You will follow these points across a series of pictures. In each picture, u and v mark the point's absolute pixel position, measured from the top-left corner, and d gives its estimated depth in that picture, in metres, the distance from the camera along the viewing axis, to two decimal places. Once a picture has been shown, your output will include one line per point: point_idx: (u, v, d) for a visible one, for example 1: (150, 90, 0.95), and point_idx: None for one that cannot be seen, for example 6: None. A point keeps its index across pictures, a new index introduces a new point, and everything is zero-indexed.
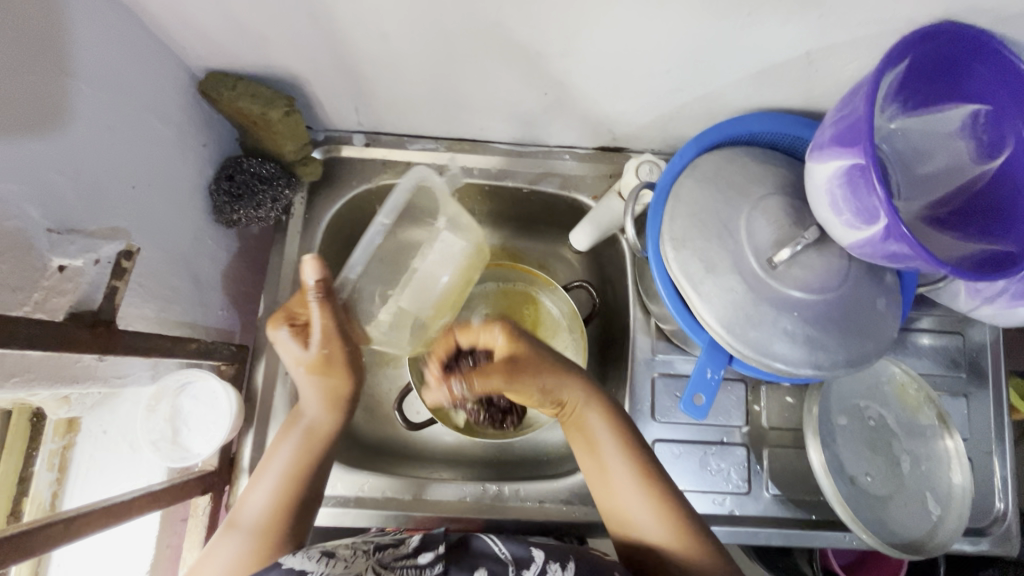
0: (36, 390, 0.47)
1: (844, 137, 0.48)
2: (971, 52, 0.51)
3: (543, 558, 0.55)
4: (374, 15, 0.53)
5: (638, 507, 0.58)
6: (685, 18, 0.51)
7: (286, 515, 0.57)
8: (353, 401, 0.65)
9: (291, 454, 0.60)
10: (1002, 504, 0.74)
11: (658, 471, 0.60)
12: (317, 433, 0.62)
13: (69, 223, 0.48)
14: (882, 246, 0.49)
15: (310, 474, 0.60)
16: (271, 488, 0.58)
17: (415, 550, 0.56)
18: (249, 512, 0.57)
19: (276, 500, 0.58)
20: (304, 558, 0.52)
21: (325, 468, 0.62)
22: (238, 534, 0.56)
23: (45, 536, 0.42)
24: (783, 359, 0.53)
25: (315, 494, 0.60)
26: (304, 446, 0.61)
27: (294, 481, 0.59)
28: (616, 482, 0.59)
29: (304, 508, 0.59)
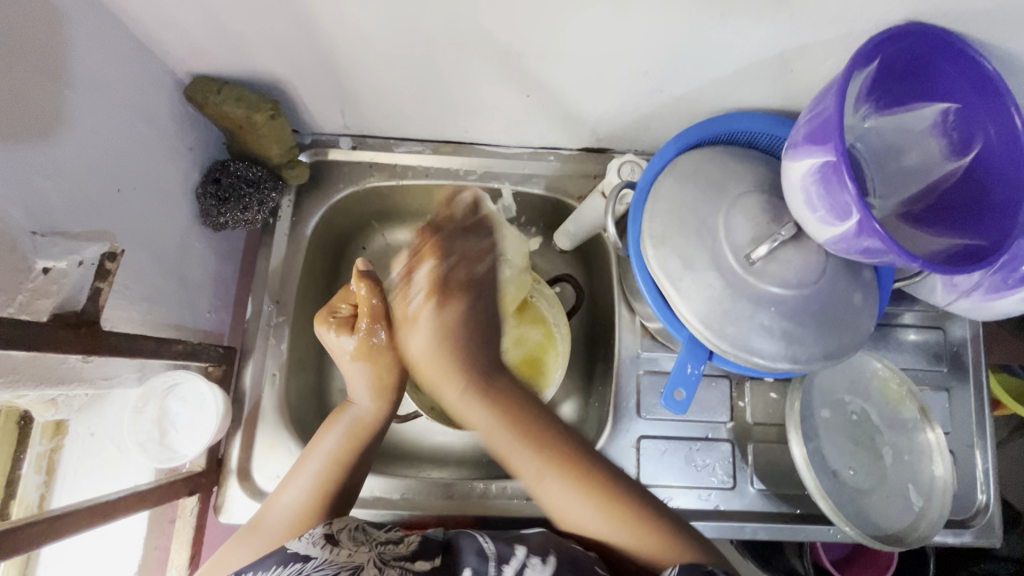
0: (21, 392, 0.48)
1: (817, 136, 0.49)
2: (940, 52, 0.52)
3: (524, 554, 0.57)
4: (356, 19, 0.54)
5: (585, 511, 0.59)
6: (661, 20, 0.53)
7: (318, 507, 0.60)
8: (399, 391, 0.66)
9: (330, 449, 0.62)
10: (984, 496, 0.75)
11: (596, 463, 0.61)
12: (361, 422, 0.64)
13: (53, 225, 0.49)
14: (855, 241, 0.50)
15: (350, 466, 0.62)
16: (304, 485, 0.60)
17: (414, 554, 0.56)
18: (280, 507, 0.60)
19: (312, 493, 0.60)
20: (308, 543, 0.55)
21: (365, 459, 0.64)
22: (273, 528, 0.59)
23: (30, 535, 0.43)
24: (762, 354, 0.54)
25: (352, 484, 0.63)
26: (345, 438, 0.63)
27: (334, 470, 0.61)
28: (555, 491, 0.60)
29: (342, 497, 0.61)
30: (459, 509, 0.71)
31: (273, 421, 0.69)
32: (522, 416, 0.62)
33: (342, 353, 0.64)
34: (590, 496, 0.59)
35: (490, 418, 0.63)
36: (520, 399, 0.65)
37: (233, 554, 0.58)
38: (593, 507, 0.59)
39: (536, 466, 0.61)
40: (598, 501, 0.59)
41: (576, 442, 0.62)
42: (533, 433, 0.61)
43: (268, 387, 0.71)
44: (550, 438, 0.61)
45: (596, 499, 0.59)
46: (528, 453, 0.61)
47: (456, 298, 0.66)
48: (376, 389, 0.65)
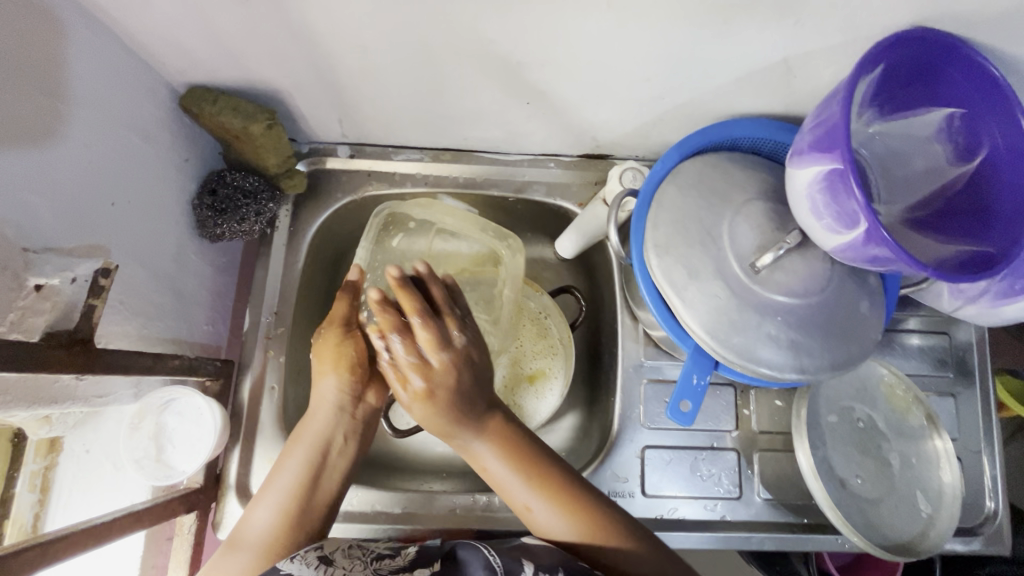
0: (13, 412, 0.47)
1: (822, 143, 0.49)
2: (946, 57, 0.51)
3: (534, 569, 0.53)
4: (353, 27, 0.53)
5: (535, 501, 0.59)
6: (663, 27, 0.52)
7: (291, 525, 0.58)
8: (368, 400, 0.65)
9: (297, 463, 0.60)
10: (992, 503, 0.74)
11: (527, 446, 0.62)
12: (322, 433, 0.62)
13: (46, 241, 0.48)
14: (863, 250, 0.49)
15: (317, 484, 0.60)
16: (273, 505, 0.59)
17: (411, 564, 0.55)
18: (254, 528, 0.58)
19: (279, 516, 0.58)
20: (302, 565, 0.52)
21: (333, 478, 0.62)
22: (243, 552, 0.56)
23: (23, 561, 0.41)
24: (768, 364, 0.54)
25: (323, 502, 0.60)
26: (311, 451, 0.61)
27: (297, 489, 0.59)
28: (506, 486, 0.61)
29: (312, 515, 0.59)
30: (462, 523, 0.70)
31: (272, 434, 0.68)
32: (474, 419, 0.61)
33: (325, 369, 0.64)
34: (538, 485, 0.60)
35: (446, 427, 0.60)
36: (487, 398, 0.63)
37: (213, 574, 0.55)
38: (541, 494, 0.59)
39: (486, 462, 0.61)
40: (546, 490, 0.59)
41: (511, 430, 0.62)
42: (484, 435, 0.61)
43: (266, 401, 0.70)
44: (495, 435, 0.61)
45: (539, 486, 0.60)
46: (476, 447, 0.61)
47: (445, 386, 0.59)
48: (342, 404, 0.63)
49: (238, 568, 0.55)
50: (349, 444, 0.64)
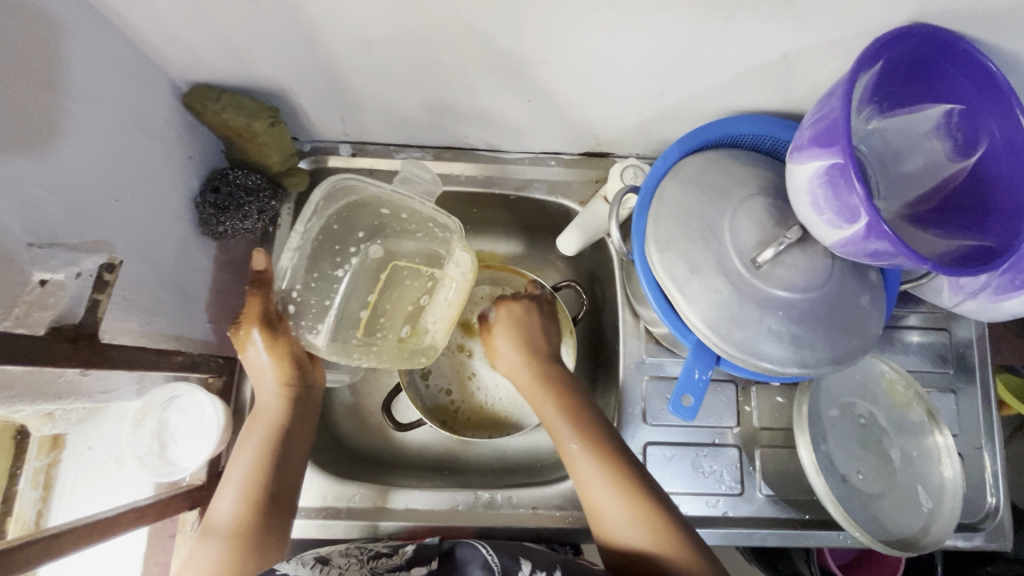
0: (18, 406, 0.47)
1: (823, 138, 0.49)
2: (944, 53, 0.52)
3: (530, 567, 0.56)
4: (357, 25, 0.53)
5: (613, 505, 0.59)
6: (663, 24, 0.52)
7: (254, 513, 0.59)
8: (308, 388, 0.68)
9: (254, 452, 0.62)
10: (994, 499, 0.74)
11: (613, 448, 0.62)
12: (272, 420, 0.64)
13: (51, 237, 0.48)
14: (863, 244, 0.49)
15: (276, 473, 0.62)
16: (234, 495, 0.59)
17: (408, 563, 0.57)
18: (218, 519, 0.58)
19: (241, 501, 0.59)
20: (298, 565, 0.53)
21: (290, 466, 0.63)
22: (213, 540, 0.57)
23: (27, 554, 0.42)
24: (770, 359, 0.54)
25: (283, 490, 0.62)
26: (266, 439, 0.63)
27: (256, 474, 0.61)
28: (588, 483, 0.61)
29: (272, 499, 0.60)
30: (464, 520, 0.70)
31: None
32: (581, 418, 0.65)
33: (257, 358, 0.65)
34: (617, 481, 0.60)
35: (556, 415, 0.66)
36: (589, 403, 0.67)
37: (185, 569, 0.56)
38: (620, 497, 0.59)
39: (573, 456, 0.63)
40: (626, 495, 0.59)
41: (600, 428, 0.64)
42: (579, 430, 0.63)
43: None
44: (584, 429, 0.64)
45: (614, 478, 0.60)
46: (568, 442, 0.63)
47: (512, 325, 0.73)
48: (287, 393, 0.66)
49: (207, 556, 0.56)
50: (301, 430, 0.66)
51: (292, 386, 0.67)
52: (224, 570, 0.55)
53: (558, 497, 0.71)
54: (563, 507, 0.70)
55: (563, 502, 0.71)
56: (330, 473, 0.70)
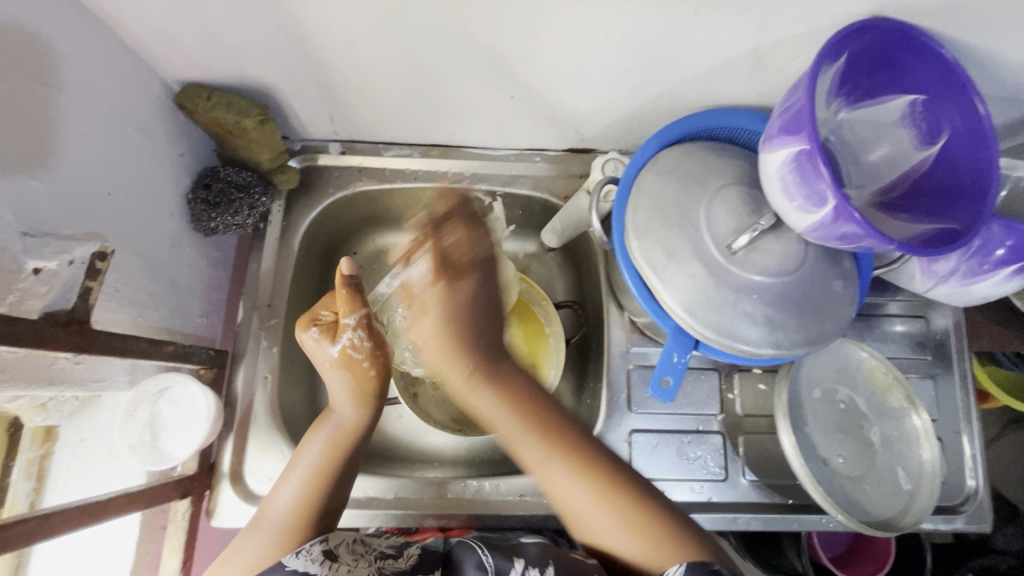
0: (12, 391, 0.48)
1: (790, 126, 0.51)
2: (904, 45, 0.54)
3: (523, 564, 0.56)
4: (342, 23, 0.55)
5: (589, 506, 0.58)
6: (636, 20, 0.55)
7: (310, 518, 0.59)
8: (381, 398, 0.68)
9: (319, 453, 0.62)
10: (973, 482, 0.75)
11: (583, 446, 0.60)
12: (343, 430, 0.64)
13: (44, 227, 0.49)
14: (833, 228, 0.51)
15: (338, 479, 0.61)
16: (296, 489, 0.60)
17: (413, 568, 0.56)
18: (278, 508, 0.59)
19: (302, 497, 0.59)
20: (307, 560, 0.54)
21: (350, 472, 0.63)
22: (265, 532, 0.58)
23: (20, 533, 0.43)
24: (746, 341, 0.55)
25: (339, 500, 0.62)
26: (332, 445, 0.63)
27: (322, 474, 0.61)
28: (557, 484, 0.59)
29: (330, 506, 0.60)
30: (453, 508, 0.71)
31: (264, 422, 0.69)
32: (535, 420, 0.60)
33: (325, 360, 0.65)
34: (586, 478, 0.59)
35: (501, 410, 0.61)
36: (528, 387, 0.63)
37: (238, 554, 0.56)
38: (598, 497, 0.58)
39: (543, 463, 0.60)
40: (607, 495, 0.58)
41: (567, 426, 0.61)
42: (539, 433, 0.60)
43: (259, 391, 0.71)
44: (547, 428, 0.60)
45: (588, 486, 0.58)
46: (529, 442, 0.60)
47: (453, 296, 0.65)
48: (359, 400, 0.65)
49: (262, 547, 0.56)
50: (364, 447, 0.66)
51: (370, 396, 0.66)
52: (275, 560, 0.56)
53: None
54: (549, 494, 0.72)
55: None
56: None
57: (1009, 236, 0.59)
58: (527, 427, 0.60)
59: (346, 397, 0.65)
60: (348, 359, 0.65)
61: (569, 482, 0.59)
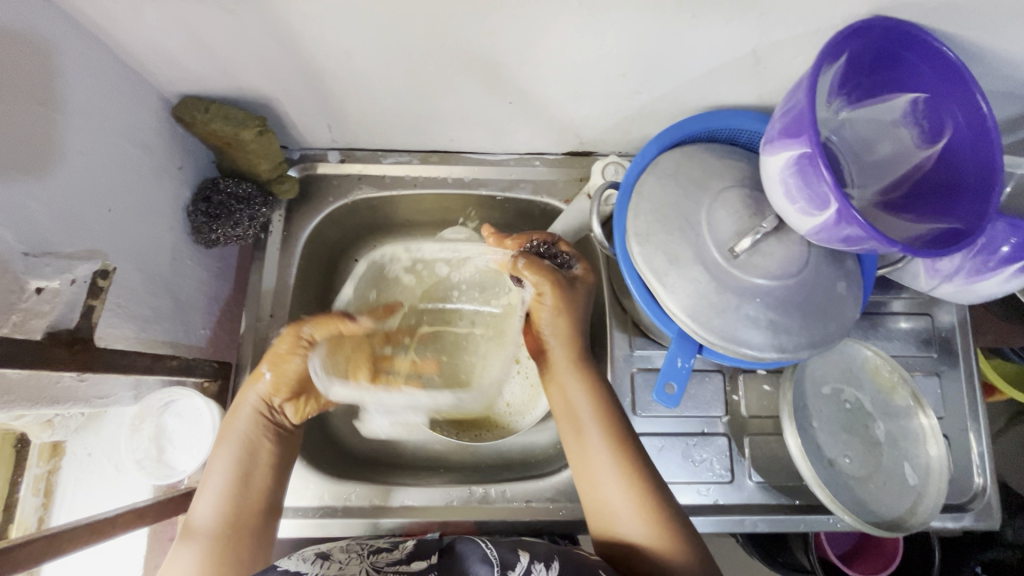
0: (17, 411, 0.48)
1: (791, 129, 0.50)
2: (904, 43, 0.54)
3: (528, 559, 0.56)
4: (337, 33, 0.55)
5: (615, 491, 0.60)
6: (633, 24, 0.54)
7: (233, 521, 0.59)
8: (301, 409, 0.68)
9: (231, 465, 0.61)
10: (981, 479, 0.75)
11: (632, 446, 0.63)
12: (248, 428, 0.63)
13: (45, 246, 0.50)
14: (836, 231, 0.50)
15: (259, 488, 0.61)
16: (215, 502, 0.59)
17: (409, 557, 0.57)
18: (199, 518, 0.59)
19: (220, 507, 0.59)
20: (298, 561, 0.54)
21: (267, 483, 0.62)
22: (192, 541, 0.58)
23: (28, 553, 0.43)
24: (749, 345, 0.55)
25: (265, 499, 0.62)
26: (241, 446, 0.62)
27: (237, 478, 0.60)
28: (595, 463, 0.62)
29: (253, 510, 0.60)
30: (459, 516, 0.70)
31: None
32: (594, 395, 0.65)
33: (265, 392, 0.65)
34: (621, 463, 0.61)
35: (567, 373, 0.67)
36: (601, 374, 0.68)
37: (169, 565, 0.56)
38: (628, 491, 0.60)
39: (591, 443, 0.63)
40: (631, 480, 0.60)
41: (621, 424, 0.64)
42: (593, 403, 0.65)
43: None
44: (605, 423, 0.64)
45: (624, 473, 0.61)
46: (590, 430, 0.64)
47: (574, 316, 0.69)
48: (265, 414, 0.64)
49: (189, 559, 0.56)
50: (279, 439, 0.65)
51: (269, 408, 0.65)
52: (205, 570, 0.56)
53: (551, 489, 0.72)
54: (555, 500, 0.72)
55: (556, 494, 0.72)
56: (325, 474, 0.71)
57: (1013, 234, 0.59)
58: (586, 396, 0.65)
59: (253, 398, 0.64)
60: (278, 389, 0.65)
61: (606, 462, 0.62)
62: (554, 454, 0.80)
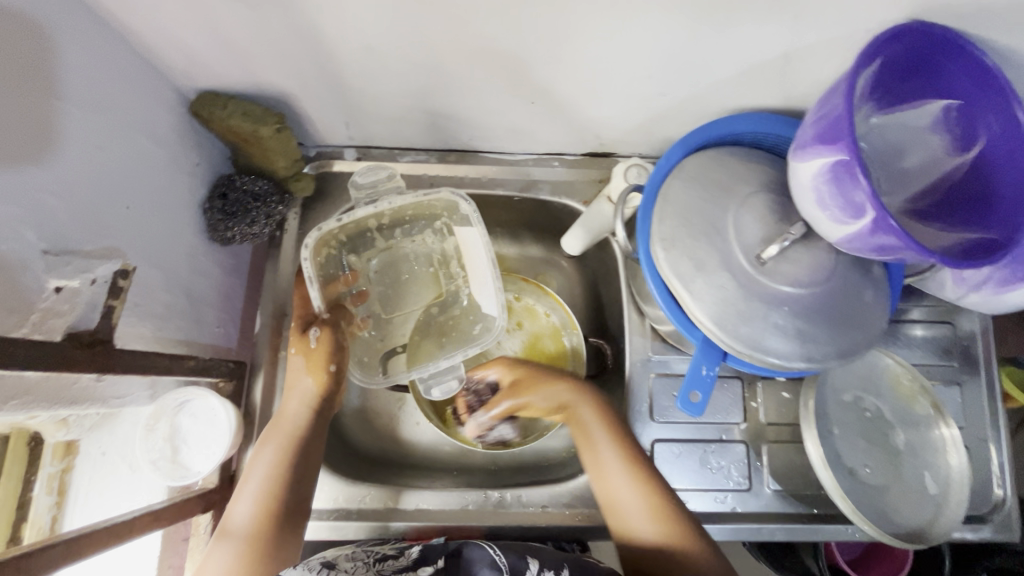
0: (35, 412, 0.48)
1: (826, 135, 0.49)
2: (942, 49, 0.52)
3: (539, 567, 0.55)
4: (360, 30, 0.54)
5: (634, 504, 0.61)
6: (663, 26, 0.53)
7: (270, 520, 0.59)
8: (333, 387, 0.69)
9: (270, 462, 0.62)
10: (1001, 490, 0.74)
11: (647, 463, 0.64)
12: (291, 429, 0.64)
13: (65, 244, 0.49)
14: (869, 240, 0.49)
15: (292, 482, 0.62)
16: (251, 500, 0.60)
17: (415, 563, 0.56)
18: (238, 519, 0.59)
19: (259, 508, 0.59)
20: (304, 570, 0.53)
21: (306, 477, 0.63)
22: (229, 542, 0.57)
23: (47, 557, 0.43)
24: (776, 354, 0.54)
25: (302, 498, 0.62)
26: (283, 447, 0.63)
27: (276, 480, 0.61)
28: (611, 476, 0.64)
29: (288, 509, 0.60)
30: (474, 520, 0.70)
31: None
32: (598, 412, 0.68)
33: (299, 368, 0.68)
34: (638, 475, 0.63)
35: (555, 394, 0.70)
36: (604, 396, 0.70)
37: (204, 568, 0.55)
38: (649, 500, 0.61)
39: (606, 462, 0.64)
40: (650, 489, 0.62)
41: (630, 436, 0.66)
42: (602, 419, 0.67)
43: (278, 402, 0.71)
44: (615, 435, 0.66)
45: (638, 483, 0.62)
46: (601, 443, 0.66)
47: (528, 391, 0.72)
48: (315, 407, 0.67)
49: (226, 559, 0.56)
50: (319, 442, 0.66)
51: (320, 403, 0.67)
52: (241, 571, 0.56)
53: (567, 495, 0.71)
54: (571, 505, 0.71)
55: (572, 500, 0.71)
56: (339, 475, 0.71)
57: None
58: (596, 412, 0.68)
59: (297, 399, 0.67)
60: (328, 385, 0.68)
61: (620, 473, 0.63)
62: (568, 458, 0.79)
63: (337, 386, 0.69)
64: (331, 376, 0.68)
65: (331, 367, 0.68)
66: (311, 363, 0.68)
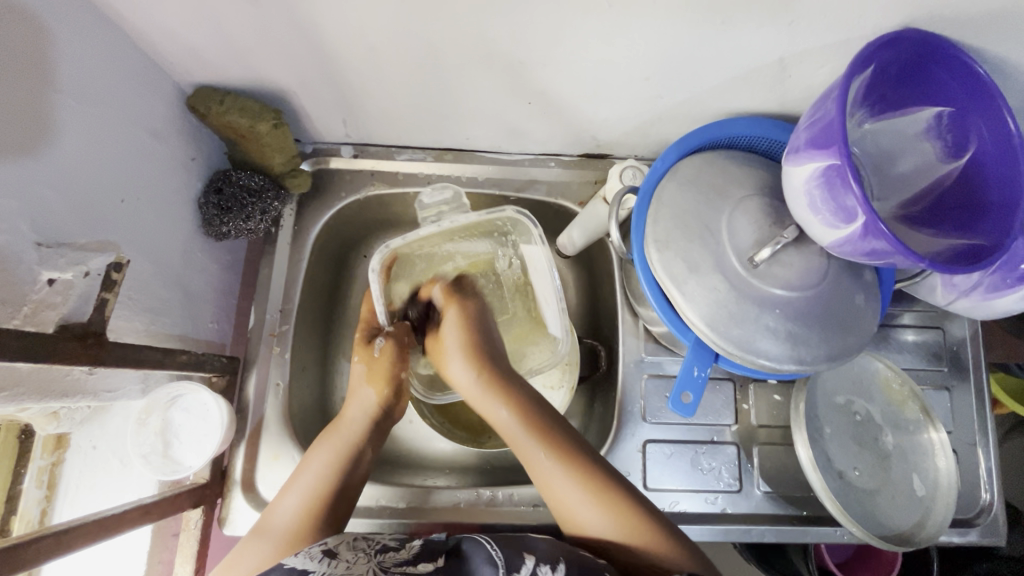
0: (26, 404, 0.48)
1: (819, 140, 0.49)
2: (933, 57, 0.53)
3: (533, 561, 0.54)
4: (359, 28, 0.54)
5: (578, 497, 0.59)
6: (660, 28, 0.54)
7: (313, 522, 0.59)
8: (396, 393, 0.70)
9: (325, 465, 0.62)
10: (988, 495, 0.75)
11: (579, 452, 0.61)
12: (350, 433, 0.65)
13: (59, 237, 0.49)
14: (861, 244, 0.50)
15: (342, 487, 0.62)
16: (301, 496, 0.60)
17: (416, 557, 0.55)
18: (281, 514, 0.59)
19: (305, 507, 0.59)
20: (305, 558, 0.52)
21: (357, 478, 0.64)
22: (267, 538, 0.58)
23: (36, 550, 0.43)
24: (768, 356, 0.55)
25: (349, 501, 0.62)
26: (337, 449, 0.64)
27: (326, 481, 0.61)
28: (546, 477, 0.60)
29: (337, 511, 0.61)
30: (465, 518, 0.70)
31: (276, 431, 0.69)
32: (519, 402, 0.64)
33: (360, 375, 0.69)
34: (573, 469, 0.59)
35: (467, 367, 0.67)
36: (528, 390, 0.66)
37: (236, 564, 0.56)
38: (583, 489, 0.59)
39: (538, 463, 0.61)
40: (585, 478, 0.59)
41: (558, 430, 0.62)
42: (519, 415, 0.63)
43: (271, 398, 0.71)
44: (537, 430, 0.62)
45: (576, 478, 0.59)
46: (526, 444, 0.62)
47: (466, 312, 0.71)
48: (375, 417, 0.67)
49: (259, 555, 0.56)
50: (373, 450, 0.66)
51: (382, 411, 0.68)
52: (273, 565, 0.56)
53: None
54: None
55: None
56: None
57: None
58: (513, 411, 0.64)
59: (361, 405, 0.67)
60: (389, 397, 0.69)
61: (554, 471, 0.60)
62: None
63: (399, 393, 0.70)
64: (392, 386, 0.69)
65: (398, 373, 0.70)
66: (372, 370, 0.69)
